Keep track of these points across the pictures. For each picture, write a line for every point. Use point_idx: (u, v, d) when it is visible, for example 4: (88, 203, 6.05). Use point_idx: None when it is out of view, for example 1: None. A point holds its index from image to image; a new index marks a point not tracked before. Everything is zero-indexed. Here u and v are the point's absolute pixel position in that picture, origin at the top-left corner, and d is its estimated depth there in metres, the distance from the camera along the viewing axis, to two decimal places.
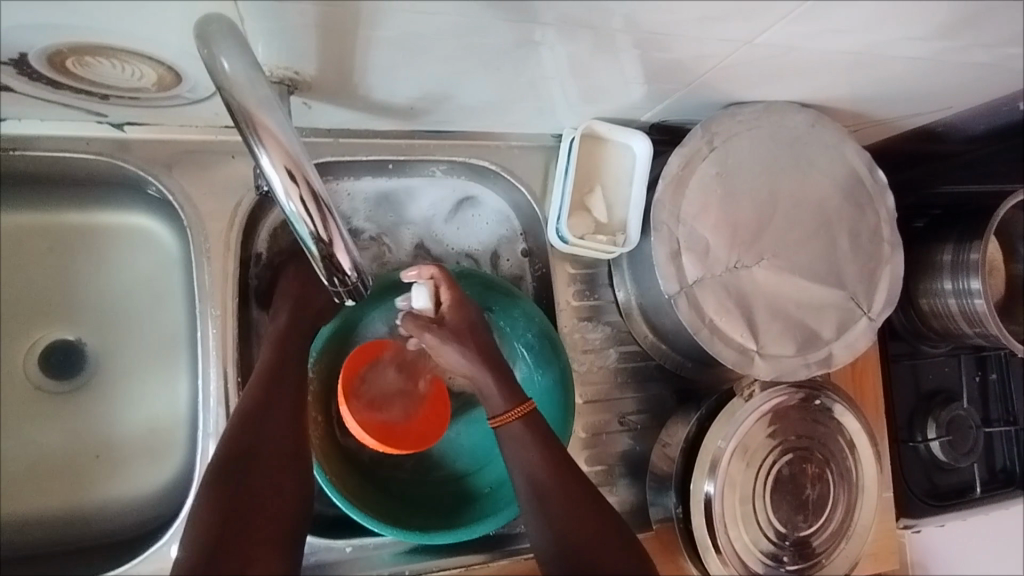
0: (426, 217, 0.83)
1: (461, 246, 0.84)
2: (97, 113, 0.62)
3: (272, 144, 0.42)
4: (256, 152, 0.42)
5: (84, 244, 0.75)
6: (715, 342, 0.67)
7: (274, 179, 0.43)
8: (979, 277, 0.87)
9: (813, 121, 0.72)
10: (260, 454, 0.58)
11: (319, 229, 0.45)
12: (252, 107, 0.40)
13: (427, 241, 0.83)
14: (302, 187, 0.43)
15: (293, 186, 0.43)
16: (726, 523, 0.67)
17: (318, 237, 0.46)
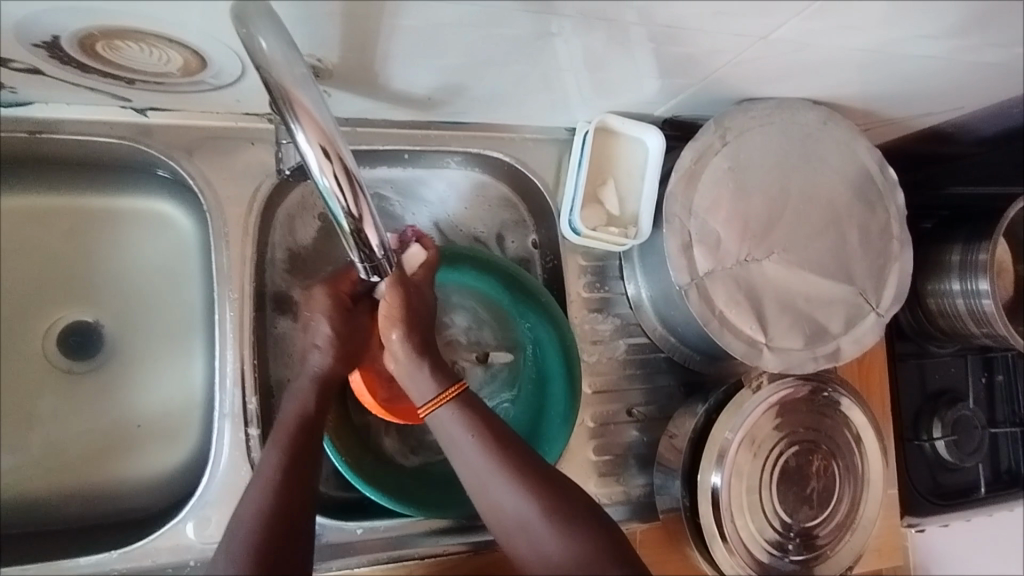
0: (440, 200, 0.84)
1: (472, 230, 0.85)
2: (122, 98, 0.64)
3: (305, 120, 0.43)
4: (290, 127, 0.44)
5: (105, 227, 0.76)
6: (724, 333, 0.67)
7: (309, 155, 0.44)
8: (987, 278, 0.88)
9: (825, 118, 0.73)
10: (292, 498, 0.55)
11: (350, 205, 0.47)
12: (288, 86, 0.41)
13: (440, 224, 0.84)
14: (335, 163, 0.45)
15: (327, 162, 0.44)
16: (732, 512, 0.68)
17: (350, 214, 0.47)
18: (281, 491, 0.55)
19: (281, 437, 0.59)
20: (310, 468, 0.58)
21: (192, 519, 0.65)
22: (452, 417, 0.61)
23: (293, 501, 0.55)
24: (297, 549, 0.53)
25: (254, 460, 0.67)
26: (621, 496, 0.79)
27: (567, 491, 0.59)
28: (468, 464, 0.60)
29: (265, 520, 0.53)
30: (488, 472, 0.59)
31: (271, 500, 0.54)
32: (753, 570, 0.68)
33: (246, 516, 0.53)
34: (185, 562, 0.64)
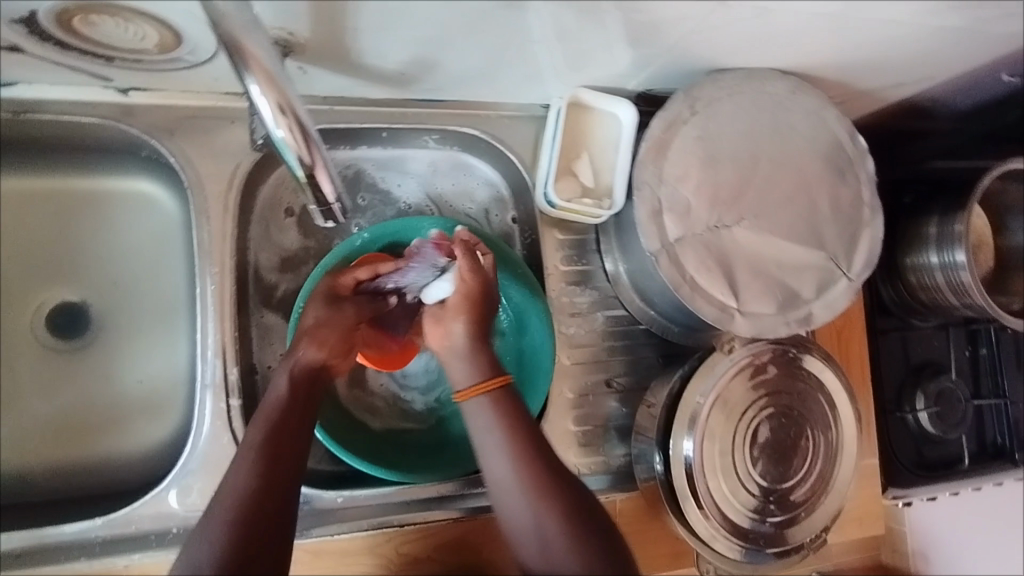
0: (426, 175, 0.86)
1: (458, 206, 0.87)
2: (104, 77, 0.66)
3: (259, 74, 0.44)
4: (244, 75, 0.45)
5: (91, 208, 0.78)
6: (695, 298, 0.69)
7: (263, 108, 0.45)
8: (963, 249, 0.89)
9: (793, 88, 0.74)
10: (272, 483, 0.55)
11: (304, 155, 0.49)
12: (238, 35, 0.42)
13: (433, 197, 0.86)
14: (289, 118, 0.47)
15: (282, 117, 0.46)
16: (706, 473, 0.69)
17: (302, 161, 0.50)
18: (263, 474, 0.55)
19: (267, 421, 0.59)
20: (295, 457, 0.58)
21: (175, 487, 0.67)
22: (481, 411, 0.60)
23: (276, 487, 0.55)
24: (272, 538, 0.53)
25: (235, 428, 0.69)
26: (601, 465, 0.81)
27: (591, 509, 0.56)
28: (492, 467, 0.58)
29: (246, 503, 0.53)
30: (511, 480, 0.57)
31: (256, 483, 0.54)
32: (728, 531, 0.69)
33: (228, 499, 0.53)
34: (169, 529, 0.66)
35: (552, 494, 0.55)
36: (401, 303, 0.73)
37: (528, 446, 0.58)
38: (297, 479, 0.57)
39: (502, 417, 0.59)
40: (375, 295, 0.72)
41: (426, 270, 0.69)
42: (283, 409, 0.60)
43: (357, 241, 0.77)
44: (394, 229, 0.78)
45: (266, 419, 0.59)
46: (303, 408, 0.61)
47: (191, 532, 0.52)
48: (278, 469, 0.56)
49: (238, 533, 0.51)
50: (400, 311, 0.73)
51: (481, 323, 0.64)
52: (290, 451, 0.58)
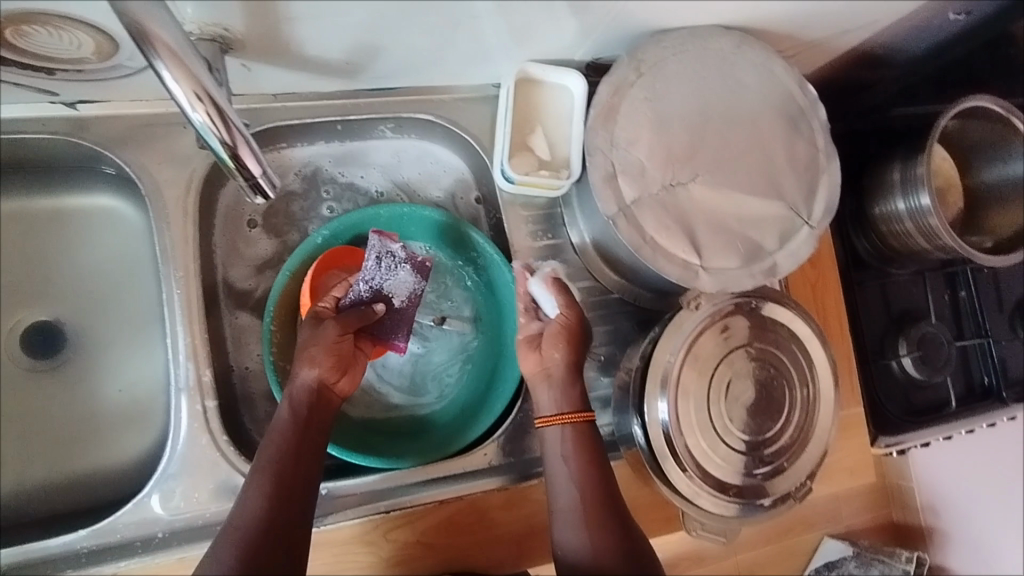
0: (389, 164, 0.86)
1: (426, 194, 0.87)
2: (50, 93, 0.66)
3: (170, 57, 0.44)
4: (153, 61, 0.45)
5: (55, 226, 0.79)
6: (657, 258, 0.69)
7: (177, 91, 0.46)
8: (927, 192, 0.88)
9: (738, 42, 0.74)
10: (285, 500, 0.59)
11: (227, 137, 0.49)
12: (141, 18, 0.42)
13: (398, 186, 0.87)
14: (207, 103, 0.47)
15: (197, 101, 0.47)
16: (683, 431, 0.69)
17: (226, 143, 0.50)
18: (274, 493, 0.59)
19: (275, 446, 0.62)
20: (301, 477, 0.62)
21: (157, 492, 0.67)
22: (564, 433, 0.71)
23: (284, 507, 0.59)
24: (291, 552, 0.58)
25: (213, 428, 0.69)
26: None
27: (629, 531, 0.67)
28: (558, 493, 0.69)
29: (256, 523, 0.57)
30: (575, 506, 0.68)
31: (265, 504, 0.58)
32: (711, 486, 0.69)
33: (240, 521, 0.57)
34: (155, 533, 0.66)
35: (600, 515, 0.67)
36: (388, 311, 0.74)
37: (595, 474, 0.69)
38: (304, 499, 0.61)
39: (579, 445, 0.71)
40: (357, 307, 0.73)
41: (389, 268, 0.74)
42: (292, 428, 0.63)
43: (318, 240, 0.77)
44: (354, 223, 0.79)
45: (273, 441, 0.62)
46: (309, 430, 0.64)
47: (209, 550, 0.56)
48: (286, 490, 0.60)
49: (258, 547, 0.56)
50: (388, 319, 0.74)
51: (579, 352, 0.74)
52: (296, 473, 0.61)
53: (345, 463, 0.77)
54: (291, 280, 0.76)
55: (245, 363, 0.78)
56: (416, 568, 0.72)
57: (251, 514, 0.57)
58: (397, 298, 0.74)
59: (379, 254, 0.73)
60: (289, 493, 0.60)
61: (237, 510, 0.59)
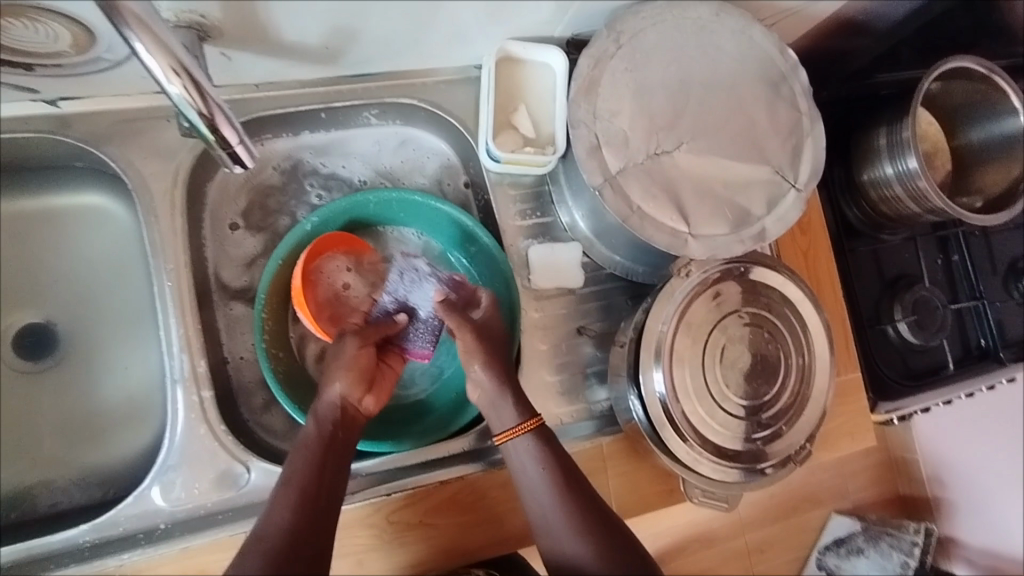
0: (371, 153, 0.86)
1: (412, 181, 0.87)
2: (30, 90, 0.66)
3: (142, 30, 0.45)
4: (125, 34, 0.45)
5: (45, 227, 0.79)
6: (645, 227, 0.69)
7: (152, 64, 0.46)
8: (914, 155, 0.88)
9: (715, 11, 0.75)
10: (311, 514, 0.59)
11: (204, 108, 0.50)
12: None
13: (381, 174, 0.87)
14: (183, 75, 0.48)
15: (174, 74, 0.47)
16: (680, 398, 0.69)
17: (203, 114, 0.50)
18: (300, 504, 0.59)
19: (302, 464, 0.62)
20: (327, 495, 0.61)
21: (157, 484, 0.67)
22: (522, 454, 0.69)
23: (307, 526, 0.58)
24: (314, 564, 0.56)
25: (210, 419, 0.69)
26: (583, 411, 0.81)
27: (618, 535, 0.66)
28: (547, 522, 0.67)
29: (280, 538, 0.56)
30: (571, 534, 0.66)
31: (289, 522, 0.57)
32: (711, 453, 0.69)
33: (266, 532, 0.57)
34: (156, 525, 0.66)
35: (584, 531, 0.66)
36: (411, 321, 0.77)
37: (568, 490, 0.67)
38: (329, 519, 0.60)
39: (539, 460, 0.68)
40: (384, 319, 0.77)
41: (413, 280, 0.78)
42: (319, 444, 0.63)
43: (307, 226, 0.77)
44: (342, 208, 0.79)
45: (300, 460, 0.62)
46: (336, 449, 0.64)
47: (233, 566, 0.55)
48: (312, 509, 0.59)
49: (280, 558, 0.55)
50: (413, 329, 0.76)
51: (500, 359, 0.71)
52: (323, 486, 0.61)
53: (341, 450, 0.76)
54: (280, 267, 0.76)
55: (239, 354, 0.78)
56: (422, 548, 0.72)
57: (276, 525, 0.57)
58: (423, 310, 0.77)
59: (404, 270, 0.80)
60: (315, 507, 0.59)
61: (263, 523, 0.58)
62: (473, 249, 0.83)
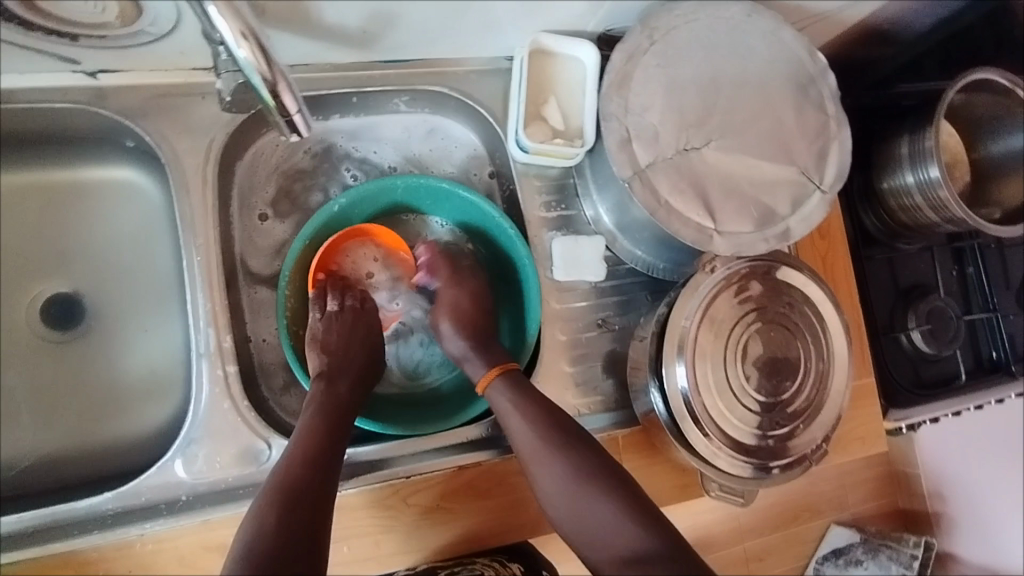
0: (400, 139, 0.87)
1: (439, 169, 0.88)
2: (71, 60, 0.67)
3: None
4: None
5: (76, 199, 0.79)
6: (672, 221, 0.70)
7: (224, 28, 0.47)
8: (936, 164, 0.89)
9: (748, 11, 0.76)
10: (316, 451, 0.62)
11: (269, 75, 0.50)
12: None
13: (409, 161, 0.87)
14: (251, 40, 0.48)
15: (243, 38, 0.48)
16: (701, 392, 0.70)
17: (267, 80, 0.51)
18: (305, 445, 0.63)
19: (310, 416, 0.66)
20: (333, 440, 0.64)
21: (180, 457, 0.67)
22: (499, 393, 0.72)
23: (318, 463, 0.61)
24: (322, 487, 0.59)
25: (234, 395, 0.70)
26: (599, 404, 0.82)
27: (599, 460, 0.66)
28: (532, 455, 0.67)
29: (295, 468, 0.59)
30: (563, 468, 0.65)
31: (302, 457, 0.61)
32: (728, 447, 0.70)
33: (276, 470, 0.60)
34: (178, 497, 0.67)
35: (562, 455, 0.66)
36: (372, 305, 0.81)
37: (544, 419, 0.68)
38: (335, 460, 0.63)
39: (512, 396, 0.71)
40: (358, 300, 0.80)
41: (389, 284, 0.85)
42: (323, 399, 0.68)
43: (334, 207, 0.77)
44: (368, 192, 0.79)
45: (309, 414, 0.66)
46: (337, 405, 0.68)
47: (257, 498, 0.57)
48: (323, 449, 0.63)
49: (288, 483, 0.58)
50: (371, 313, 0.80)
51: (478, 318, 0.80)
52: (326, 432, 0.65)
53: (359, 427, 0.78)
54: (304, 247, 0.77)
55: (261, 333, 0.78)
56: (438, 532, 0.73)
57: (285, 461, 0.60)
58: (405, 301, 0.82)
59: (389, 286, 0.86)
60: (319, 444, 0.63)
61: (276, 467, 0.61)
62: (499, 239, 0.83)
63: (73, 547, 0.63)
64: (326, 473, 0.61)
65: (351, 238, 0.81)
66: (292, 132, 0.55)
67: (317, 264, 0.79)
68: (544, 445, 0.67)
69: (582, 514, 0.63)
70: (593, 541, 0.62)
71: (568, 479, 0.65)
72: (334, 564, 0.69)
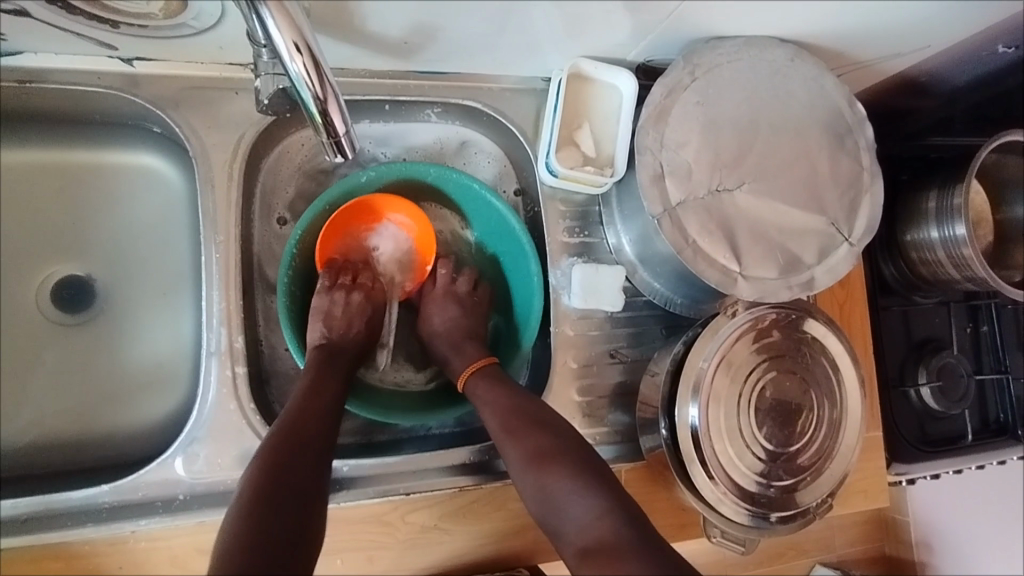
0: (426, 151, 0.87)
1: None
2: (109, 46, 0.66)
3: (276, 6, 0.45)
4: (259, 8, 0.45)
5: (98, 182, 0.79)
6: (698, 261, 0.69)
7: (279, 42, 0.47)
8: (963, 222, 0.88)
9: (791, 55, 0.75)
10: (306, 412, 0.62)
11: (318, 91, 0.50)
12: None
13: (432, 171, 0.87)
14: (305, 54, 0.48)
15: (297, 53, 0.47)
16: (712, 436, 0.69)
17: (316, 97, 0.51)
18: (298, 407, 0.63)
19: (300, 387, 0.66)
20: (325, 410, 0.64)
21: (181, 454, 0.66)
22: (479, 385, 0.73)
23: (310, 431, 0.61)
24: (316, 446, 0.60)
25: (241, 396, 0.69)
26: (605, 436, 0.81)
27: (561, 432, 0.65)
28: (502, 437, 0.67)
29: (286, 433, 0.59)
30: (533, 453, 0.64)
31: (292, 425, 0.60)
32: (735, 494, 0.69)
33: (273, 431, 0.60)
34: (175, 495, 0.66)
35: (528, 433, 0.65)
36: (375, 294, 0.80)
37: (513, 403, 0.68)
38: (330, 421, 0.64)
39: (488, 389, 0.72)
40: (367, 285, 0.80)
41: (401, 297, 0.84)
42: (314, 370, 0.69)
43: (362, 177, 0.77)
44: (398, 172, 0.79)
45: (304, 381, 0.67)
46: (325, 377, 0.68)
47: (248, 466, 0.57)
48: (313, 416, 0.63)
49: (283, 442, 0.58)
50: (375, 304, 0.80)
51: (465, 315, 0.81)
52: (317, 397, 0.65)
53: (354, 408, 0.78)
54: (323, 212, 0.76)
55: (271, 335, 0.77)
56: (434, 552, 0.72)
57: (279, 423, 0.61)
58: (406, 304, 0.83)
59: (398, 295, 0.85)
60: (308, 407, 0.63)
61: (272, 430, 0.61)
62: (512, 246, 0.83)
63: (65, 538, 0.62)
64: (317, 431, 0.61)
65: (364, 217, 0.81)
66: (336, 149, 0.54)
67: (330, 228, 0.78)
68: (517, 431, 0.66)
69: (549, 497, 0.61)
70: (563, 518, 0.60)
71: (538, 464, 0.63)
72: None
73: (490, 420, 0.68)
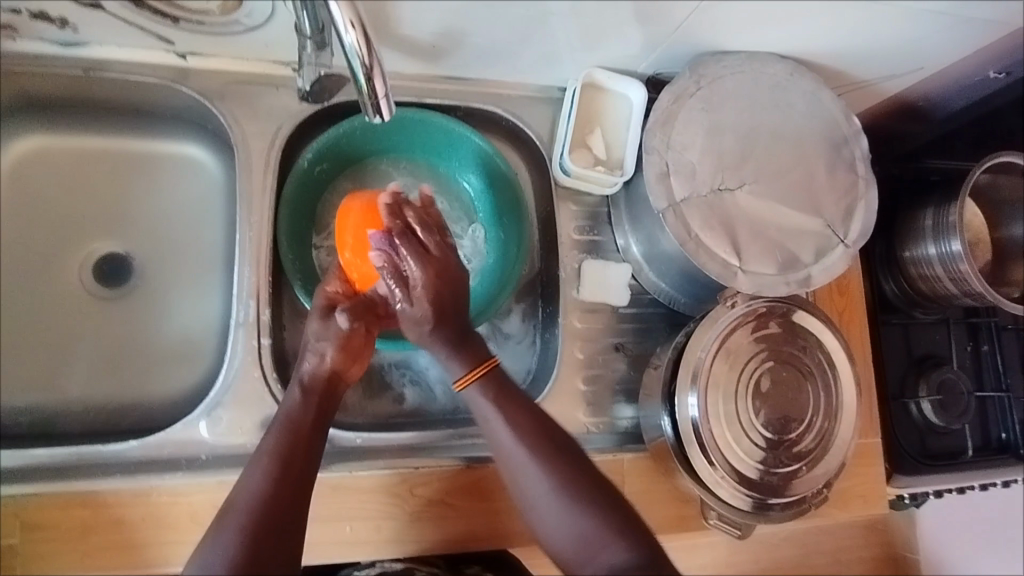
0: None
1: None
2: (167, 40, 0.73)
3: None
4: None
5: (142, 167, 0.85)
6: (699, 254, 0.73)
7: (336, 11, 0.53)
8: (959, 238, 0.92)
9: (791, 70, 0.80)
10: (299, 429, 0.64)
11: (366, 60, 0.56)
12: None
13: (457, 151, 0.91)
14: (358, 28, 0.54)
15: (350, 21, 0.53)
16: (711, 420, 0.72)
17: (364, 65, 0.56)
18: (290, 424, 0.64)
19: (283, 422, 0.64)
20: (301, 459, 0.62)
21: (206, 417, 0.71)
22: (479, 394, 0.68)
23: (284, 502, 0.59)
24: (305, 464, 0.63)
25: (264, 365, 0.73)
26: (608, 426, 0.84)
27: (568, 452, 0.67)
28: (510, 456, 0.67)
29: (257, 506, 0.58)
30: (552, 497, 0.65)
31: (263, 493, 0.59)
32: (731, 478, 0.71)
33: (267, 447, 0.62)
34: (198, 455, 0.70)
35: (542, 451, 0.66)
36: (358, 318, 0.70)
37: (525, 415, 0.68)
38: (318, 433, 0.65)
39: (495, 394, 0.68)
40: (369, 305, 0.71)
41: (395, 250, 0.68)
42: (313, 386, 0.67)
43: (304, 163, 0.78)
44: (338, 138, 0.81)
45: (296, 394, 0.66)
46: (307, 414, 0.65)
47: (208, 531, 0.57)
48: (289, 471, 0.61)
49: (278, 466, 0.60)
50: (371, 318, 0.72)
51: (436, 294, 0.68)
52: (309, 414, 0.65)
53: (388, 378, 0.84)
54: (286, 207, 0.78)
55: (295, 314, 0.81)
56: (438, 526, 0.74)
57: (277, 439, 0.62)
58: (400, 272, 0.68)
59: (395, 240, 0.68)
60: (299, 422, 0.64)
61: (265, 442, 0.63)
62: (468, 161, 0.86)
63: (95, 488, 0.66)
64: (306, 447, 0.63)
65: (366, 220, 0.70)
66: (375, 113, 0.60)
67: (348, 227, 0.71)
68: (519, 446, 0.66)
69: (536, 510, 0.66)
70: (553, 532, 0.65)
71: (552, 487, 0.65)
72: (335, 544, 0.71)
73: (501, 438, 0.67)
